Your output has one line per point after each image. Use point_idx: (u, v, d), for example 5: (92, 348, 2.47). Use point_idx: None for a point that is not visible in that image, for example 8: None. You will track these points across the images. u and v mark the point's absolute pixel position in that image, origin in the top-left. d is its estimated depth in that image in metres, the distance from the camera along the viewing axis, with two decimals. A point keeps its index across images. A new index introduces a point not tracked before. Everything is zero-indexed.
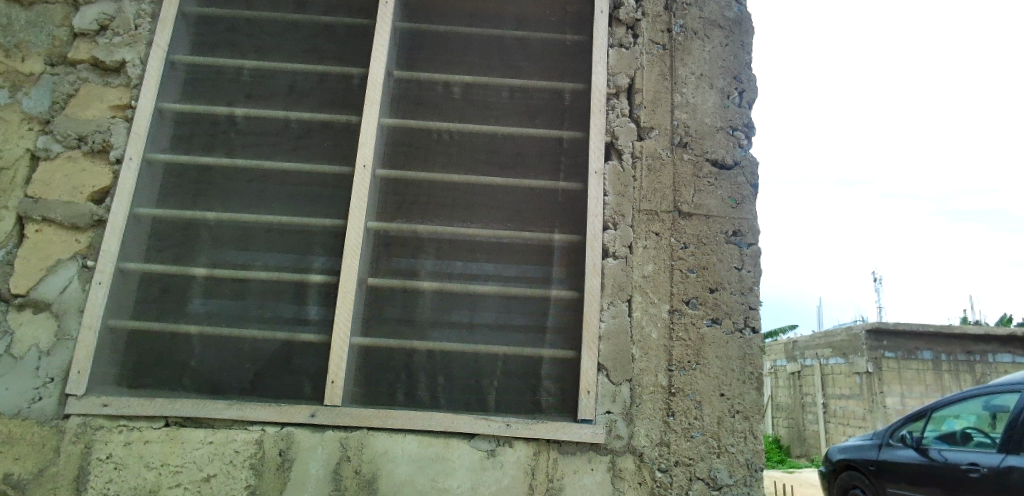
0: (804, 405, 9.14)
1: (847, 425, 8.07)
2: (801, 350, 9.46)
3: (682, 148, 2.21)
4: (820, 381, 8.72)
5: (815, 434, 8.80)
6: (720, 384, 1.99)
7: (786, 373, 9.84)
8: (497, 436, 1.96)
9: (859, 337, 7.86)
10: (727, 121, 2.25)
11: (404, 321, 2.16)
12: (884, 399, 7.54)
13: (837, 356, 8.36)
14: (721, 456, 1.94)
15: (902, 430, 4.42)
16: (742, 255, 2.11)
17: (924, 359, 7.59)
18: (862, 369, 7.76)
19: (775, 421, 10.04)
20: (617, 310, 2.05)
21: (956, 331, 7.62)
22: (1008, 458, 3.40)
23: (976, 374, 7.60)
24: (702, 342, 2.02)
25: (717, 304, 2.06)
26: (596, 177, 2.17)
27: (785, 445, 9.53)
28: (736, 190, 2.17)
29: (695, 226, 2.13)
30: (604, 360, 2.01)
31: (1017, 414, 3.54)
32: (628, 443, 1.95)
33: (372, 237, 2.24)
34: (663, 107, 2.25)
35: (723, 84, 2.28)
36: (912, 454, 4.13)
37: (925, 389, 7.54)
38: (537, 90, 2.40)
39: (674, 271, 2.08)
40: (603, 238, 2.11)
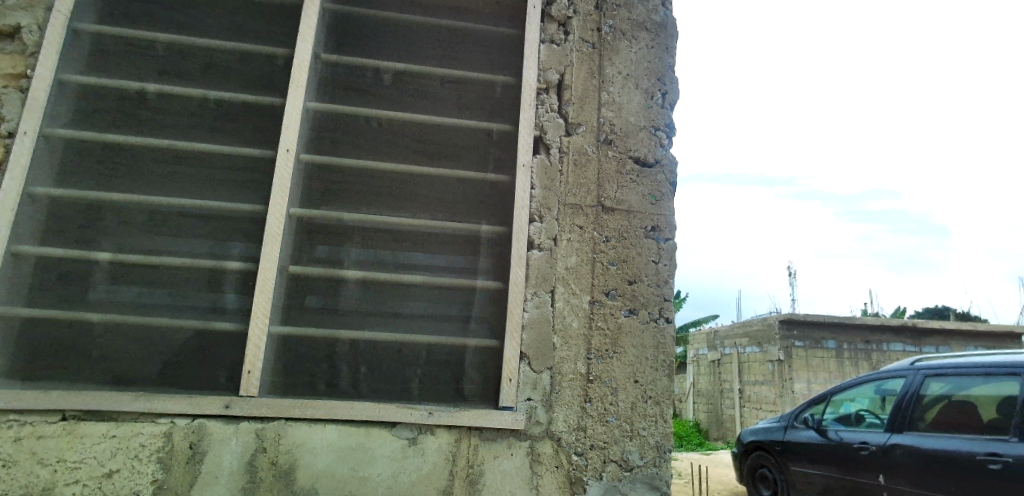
0: (722, 390, 9.69)
1: (760, 409, 8.61)
2: (721, 340, 10.00)
3: (607, 145, 2.28)
4: (737, 369, 9.27)
5: (731, 418, 9.35)
6: (635, 371, 2.10)
7: (707, 361, 10.38)
8: (419, 424, 1.98)
9: (772, 327, 8.38)
10: (650, 121, 2.34)
11: (327, 310, 2.13)
12: (793, 385, 8.05)
13: (754, 345, 8.91)
14: (633, 439, 2.04)
15: (805, 413, 4.80)
16: (659, 249, 2.21)
17: (828, 347, 8.26)
18: (774, 357, 8.29)
19: (696, 406, 10.59)
20: (540, 301, 2.11)
21: (857, 322, 8.31)
22: (893, 437, 3.79)
23: (873, 361, 8.31)
24: (620, 331, 2.12)
25: (635, 296, 2.16)
26: (523, 169, 2.21)
27: (704, 428, 10.09)
28: (656, 188, 2.28)
29: (617, 220, 2.21)
30: (526, 349, 2.07)
31: (902, 396, 3.92)
32: (547, 429, 2.02)
33: (295, 224, 2.18)
34: (590, 104, 2.32)
35: (648, 85, 2.38)
36: (813, 435, 4.49)
37: (828, 375, 8.19)
38: (468, 81, 2.40)
39: (595, 263, 2.16)
40: (529, 230, 2.16)
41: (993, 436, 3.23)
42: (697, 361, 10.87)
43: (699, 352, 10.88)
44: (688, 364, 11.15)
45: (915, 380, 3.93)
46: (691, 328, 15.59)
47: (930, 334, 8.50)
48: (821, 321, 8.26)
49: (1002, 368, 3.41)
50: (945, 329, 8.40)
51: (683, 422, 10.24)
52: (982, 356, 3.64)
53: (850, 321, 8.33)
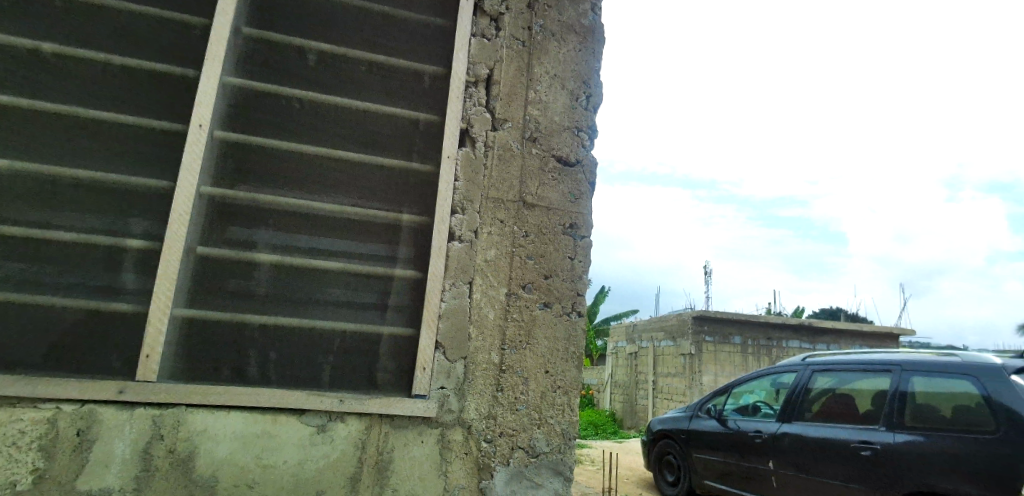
0: (638, 381, 10.15)
1: (670, 400, 9.12)
2: (639, 333, 10.46)
3: (532, 142, 2.34)
4: (652, 361, 9.74)
5: (644, 408, 9.82)
6: (546, 362, 2.19)
7: (625, 354, 10.82)
8: (329, 411, 1.97)
9: (686, 322, 8.89)
10: (574, 121, 2.43)
11: (237, 294, 2.07)
12: (702, 377, 8.57)
13: (669, 339, 9.39)
14: (541, 427, 2.14)
15: (708, 404, 5.14)
16: (576, 246, 2.31)
17: (734, 343, 8.88)
18: (686, 351, 8.79)
19: (613, 396, 11.04)
20: (458, 291, 2.15)
21: (761, 320, 8.96)
22: (783, 426, 4.16)
23: (773, 356, 9.01)
24: (534, 324, 2.19)
25: (550, 290, 2.24)
26: (447, 161, 2.24)
27: (619, 417, 10.55)
28: (576, 186, 2.37)
29: (537, 216, 2.28)
30: (441, 338, 2.11)
31: (793, 389, 4.30)
32: (458, 417, 2.08)
33: (205, 202, 2.10)
34: (517, 101, 2.36)
35: (574, 87, 2.46)
36: (714, 424, 4.82)
37: (733, 369, 8.80)
38: (396, 69, 2.39)
39: (514, 257, 2.22)
40: (450, 222, 2.20)
41: (865, 425, 3.64)
42: (616, 353, 11.32)
43: (618, 345, 11.34)
44: (608, 356, 11.58)
45: (804, 374, 4.32)
46: (614, 321, 16.19)
47: (823, 333, 9.31)
48: (730, 318, 8.86)
49: (879, 365, 3.81)
50: (836, 329, 9.24)
51: (599, 412, 10.65)
52: (861, 354, 4.05)
53: (756, 318, 8.97)
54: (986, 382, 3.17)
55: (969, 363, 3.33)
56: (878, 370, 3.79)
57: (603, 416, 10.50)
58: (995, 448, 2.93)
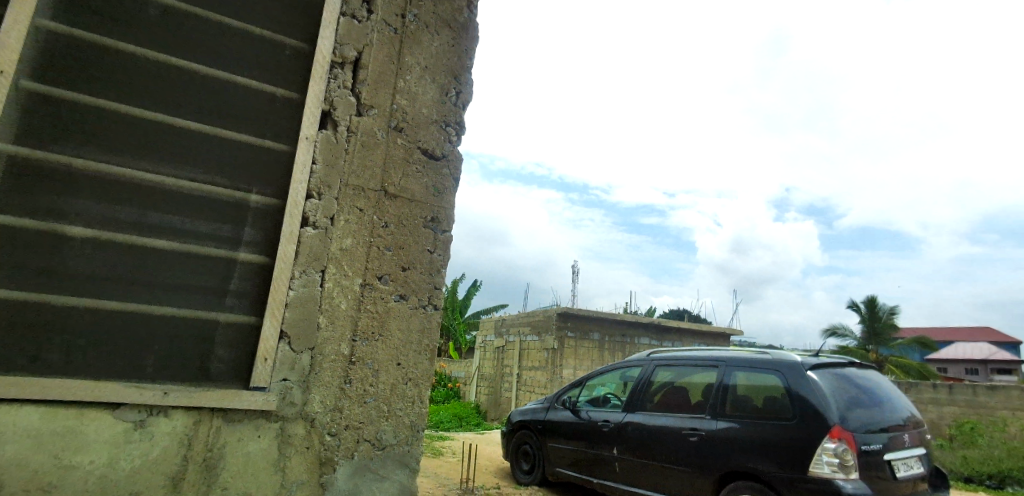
0: (503, 374, 10.45)
1: (531, 392, 9.51)
2: (507, 328, 10.76)
3: (397, 132, 2.35)
4: (518, 355, 10.08)
5: (507, 400, 10.13)
6: (398, 354, 2.20)
7: (493, 347, 11.08)
8: (150, 405, 1.79)
9: (551, 318, 9.33)
10: (442, 116, 2.48)
11: (39, 271, 1.79)
12: (562, 370, 9.05)
13: (534, 334, 9.80)
14: (389, 420, 2.14)
15: (564, 395, 5.43)
16: (436, 239, 2.36)
17: (593, 338, 9.51)
18: (550, 345, 9.23)
19: (479, 389, 11.26)
20: (308, 280, 2.09)
21: (618, 317, 9.70)
22: (627, 415, 4.57)
23: (625, 351, 9.80)
24: (388, 315, 2.20)
25: (406, 282, 2.27)
26: (305, 142, 2.18)
27: (483, 409, 10.79)
28: (439, 181, 2.42)
29: (398, 207, 2.30)
30: (287, 328, 2.03)
31: (638, 382, 4.71)
32: (300, 410, 2.01)
33: (3, 162, 1.80)
34: (385, 89, 2.35)
35: (444, 81, 2.49)
36: (568, 415, 5.12)
37: (591, 363, 9.42)
38: (254, 37, 2.23)
39: (372, 247, 2.21)
40: (304, 206, 2.14)
41: (693, 414, 4.12)
42: (484, 346, 11.53)
43: (487, 338, 11.58)
44: (476, 349, 11.76)
45: (648, 368, 4.74)
46: (487, 314, 16.53)
47: (670, 331, 10.32)
48: (591, 315, 9.46)
49: (708, 361, 4.31)
50: (680, 327, 10.30)
51: (465, 404, 10.81)
52: (695, 351, 4.55)
53: (613, 316, 9.68)
54: (789, 375, 3.73)
55: (776, 360, 3.91)
56: (708, 366, 4.29)
57: (468, 408, 10.66)
58: (792, 432, 3.48)
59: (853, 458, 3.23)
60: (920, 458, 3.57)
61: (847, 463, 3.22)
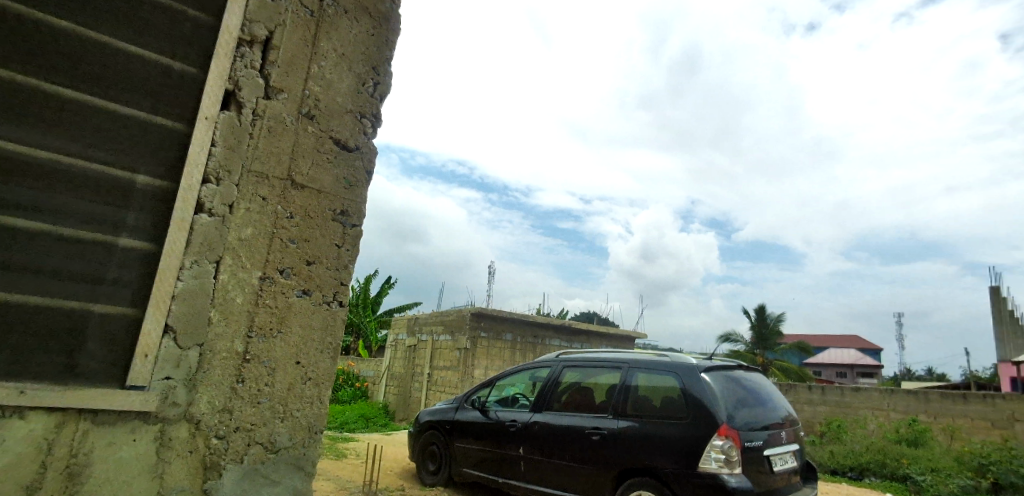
0: (414, 374, 10.29)
1: (441, 392, 9.44)
2: (420, 327, 10.60)
3: (307, 119, 2.48)
4: (429, 354, 9.96)
5: (417, 399, 9.98)
6: (297, 352, 2.31)
7: (405, 346, 10.88)
8: (3, 406, 1.67)
9: (464, 318, 9.30)
10: (357, 106, 2.66)
11: None
12: (473, 370, 9.06)
13: (447, 334, 9.73)
14: (285, 420, 2.23)
15: (474, 395, 5.43)
16: (344, 233, 2.53)
17: (505, 339, 9.61)
18: (462, 345, 9.18)
19: (388, 388, 11.02)
20: (200, 271, 2.09)
21: (531, 319, 9.89)
22: (534, 415, 4.67)
23: (536, 352, 10.02)
24: (288, 310, 2.30)
25: (310, 277, 2.40)
26: (204, 122, 2.18)
27: (391, 409, 10.57)
28: (352, 173, 2.61)
29: (305, 197, 2.42)
30: (173, 322, 2.01)
31: (547, 383, 4.81)
32: (185, 411, 2.00)
33: None
34: (297, 74, 2.46)
35: (361, 71, 2.68)
36: (477, 415, 5.14)
37: (502, 363, 9.51)
38: (153, 5, 2.16)
39: (273, 238, 2.30)
40: (200, 192, 2.13)
41: (597, 414, 4.28)
42: (396, 345, 11.29)
43: (398, 337, 11.36)
44: (387, 348, 11.48)
45: (556, 369, 4.86)
46: (400, 312, 16.21)
47: (579, 333, 10.67)
48: (505, 317, 9.55)
49: (612, 362, 4.51)
50: (589, 330, 10.69)
51: (372, 404, 10.53)
52: (600, 353, 4.74)
53: (526, 318, 9.85)
54: (685, 378, 3.97)
55: (674, 362, 4.15)
56: (611, 367, 4.48)
57: (375, 408, 10.39)
58: (684, 431, 3.72)
59: (738, 453, 3.51)
60: (794, 454, 3.94)
61: (732, 459, 3.49)
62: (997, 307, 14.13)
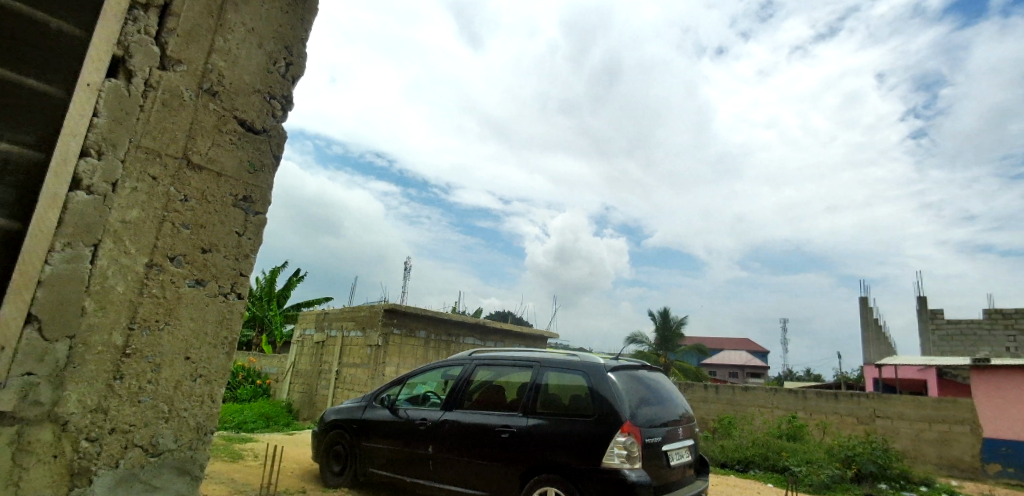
0: (321, 371, 9.88)
1: (350, 390, 9.11)
2: (329, 322, 10.16)
3: (209, 95, 2.45)
4: (339, 351, 9.59)
5: (324, 398, 9.58)
6: (186, 348, 2.29)
7: (312, 342, 10.40)
8: None
9: (377, 313, 8.97)
10: (266, 86, 2.68)
11: None
12: (385, 368, 8.79)
13: (358, 330, 9.38)
14: (170, 421, 2.23)
15: (384, 393, 5.29)
16: (246, 220, 2.54)
17: (419, 337, 9.47)
18: (374, 342, 8.85)
19: (292, 386, 10.49)
20: (74, 255, 1.97)
21: (446, 317, 9.83)
22: (445, 413, 4.63)
23: (449, 350, 9.99)
24: (178, 302, 2.28)
25: (205, 265, 2.39)
26: (85, 89, 2.03)
27: (295, 408, 10.07)
28: (257, 156, 2.62)
29: (203, 179, 2.40)
30: (37, 311, 1.88)
31: (459, 381, 4.79)
32: (49, 412, 1.92)
33: None
34: (199, 47, 2.43)
35: (273, 50, 2.70)
36: (386, 413, 5.01)
37: (415, 361, 9.36)
38: None
39: (164, 222, 2.25)
40: (76, 165, 1.99)
41: (508, 412, 4.32)
42: (303, 341, 10.77)
43: (305, 332, 10.82)
44: (293, 344, 10.92)
45: (469, 367, 4.84)
46: (309, 306, 15.47)
47: (493, 332, 10.76)
48: (419, 313, 9.40)
49: (524, 361, 4.57)
50: (503, 329, 10.81)
51: (274, 403, 9.97)
52: (512, 351, 4.80)
53: (441, 316, 9.75)
54: (593, 378, 4.09)
55: (583, 362, 4.28)
56: (523, 365, 4.54)
57: (277, 407, 9.84)
58: (590, 428, 3.84)
59: (639, 448, 3.68)
60: (689, 449, 4.19)
61: (633, 454, 3.65)
62: (863, 315, 15.94)
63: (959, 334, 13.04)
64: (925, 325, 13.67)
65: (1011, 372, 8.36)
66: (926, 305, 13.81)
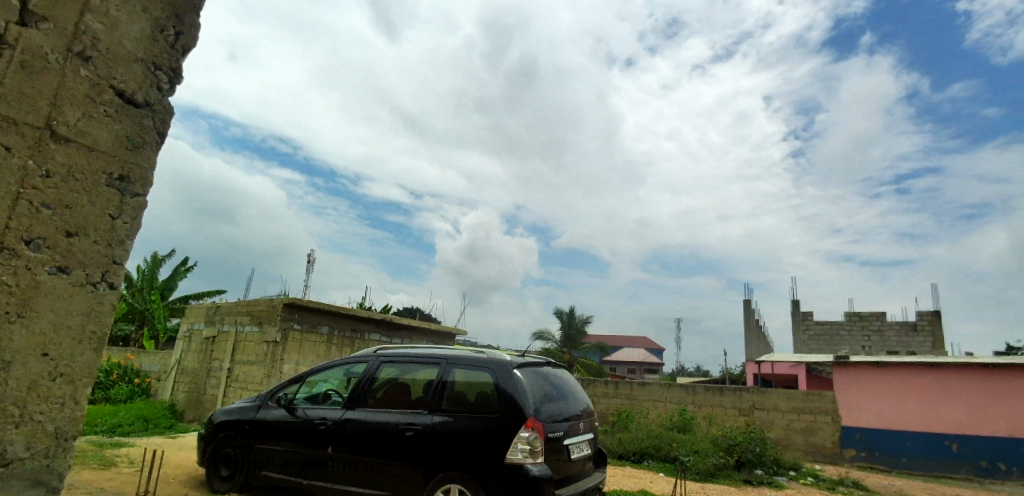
0: (210, 369, 9.20)
1: (243, 389, 8.54)
2: (221, 316, 9.45)
3: (80, 59, 2.20)
4: (231, 347, 8.96)
5: (213, 398, 8.92)
6: (43, 345, 2.06)
7: (201, 337, 9.64)
8: None
9: (276, 308, 8.45)
10: (151, 56, 2.44)
11: None
12: (282, 366, 8.32)
13: (254, 324, 8.79)
14: (22, 426, 2.00)
15: (280, 392, 5.00)
16: (121, 202, 2.31)
17: (321, 332, 9.08)
18: (271, 338, 8.34)
19: (176, 386, 9.67)
20: None
21: (350, 312, 9.49)
22: (346, 412, 4.48)
23: (353, 347, 9.69)
24: (34, 291, 2.03)
25: (69, 251, 2.14)
26: None
27: (179, 409, 9.29)
28: (137, 132, 2.38)
29: (69, 153, 2.14)
30: None
31: (362, 379, 4.64)
32: None
33: None
34: (70, 5, 2.18)
35: (160, 16, 2.47)
36: (282, 413, 4.75)
37: (315, 358, 8.96)
38: None
39: (21, 201, 2.01)
40: None
41: (412, 410, 4.26)
42: (190, 336, 9.95)
43: (193, 327, 10.00)
44: (179, 339, 10.07)
45: (372, 364, 4.69)
46: (198, 299, 14.35)
47: (400, 328, 10.62)
48: (321, 309, 8.98)
49: (431, 358, 4.50)
50: (410, 325, 10.68)
51: (154, 405, 9.13)
52: (418, 348, 4.72)
53: (345, 312, 9.40)
54: (499, 374, 4.13)
55: (489, 358, 4.30)
56: (429, 362, 4.48)
57: (157, 408, 9.02)
58: (495, 424, 3.88)
59: (541, 443, 3.77)
60: (588, 442, 4.36)
61: (536, 449, 3.73)
62: (746, 316, 17.46)
63: (824, 333, 14.65)
64: (796, 326, 15.21)
65: (866, 368, 9.50)
66: (799, 307, 15.36)
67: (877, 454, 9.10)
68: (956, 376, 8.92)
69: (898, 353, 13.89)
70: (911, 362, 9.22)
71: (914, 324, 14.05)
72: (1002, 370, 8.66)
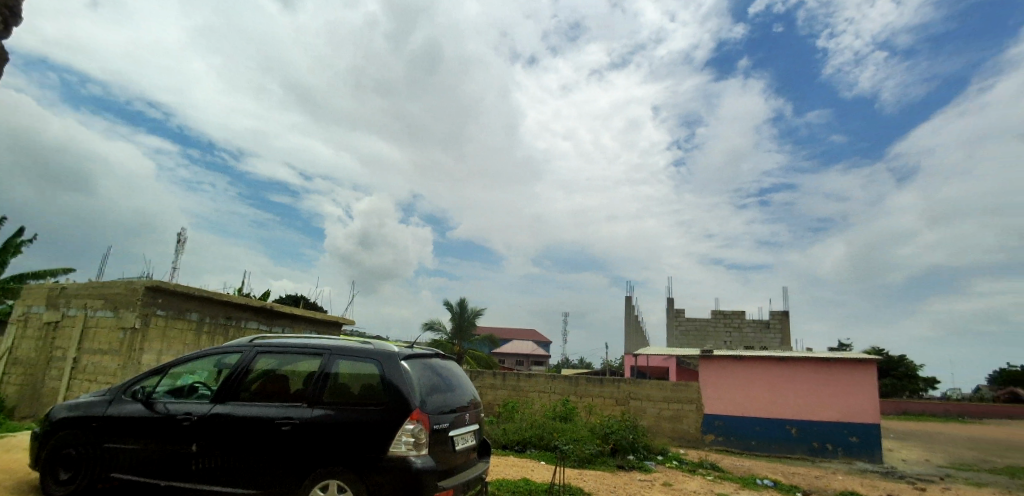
0: (51, 359, 8.08)
1: (92, 382, 7.61)
2: (66, 299, 8.32)
3: None
4: (79, 334, 7.94)
5: (53, 391, 7.86)
6: None
7: (40, 322, 8.43)
8: None
9: (136, 292, 7.59)
10: None
11: None
12: (141, 356, 7.51)
13: (108, 309, 7.83)
14: None
15: (136, 385, 4.51)
16: None
17: (190, 319, 8.32)
18: (128, 324, 7.48)
19: (5, 378, 8.39)
20: None
21: (224, 298, 8.79)
22: (214, 407, 4.15)
23: (227, 335, 9.00)
24: None
25: None
26: None
27: (8, 405, 8.08)
28: None
29: None
30: None
31: (234, 371, 4.31)
32: None
33: None
34: None
35: None
36: (138, 409, 4.30)
37: (182, 348, 8.18)
38: None
39: None
40: None
41: (290, 403, 4.05)
42: (26, 321, 8.64)
43: (28, 311, 8.70)
44: (10, 325, 8.72)
45: (247, 355, 4.37)
46: (37, 278, 12.54)
47: (280, 317, 10.06)
48: (190, 293, 8.24)
49: (312, 348, 4.28)
50: (292, 314, 10.16)
51: None
52: (299, 338, 4.47)
53: (218, 297, 8.68)
54: (384, 365, 4.03)
55: (375, 349, 4.17)
56: (311, 353, 4.26)
57: None
58: (379, 417, 3.80)
59: (426, 435, 3.76)
60: (474, 433, 4.42)
61: (420, 441, 3.72)
62: (628, 311, 18.65)
63: (694, 329, 16.06)
64: (671, 321, 16.51)
65: (729, 361, 10.54)
66: (674, 305, 16.67)
67: (732, 438, 10.17)
68: (799, 369, 10.20)
69: (753, 347, 15.60)
70: (765, 356, 10.36)
71: (768, 322, 15.83)
72: (835, 364, 10.03)
